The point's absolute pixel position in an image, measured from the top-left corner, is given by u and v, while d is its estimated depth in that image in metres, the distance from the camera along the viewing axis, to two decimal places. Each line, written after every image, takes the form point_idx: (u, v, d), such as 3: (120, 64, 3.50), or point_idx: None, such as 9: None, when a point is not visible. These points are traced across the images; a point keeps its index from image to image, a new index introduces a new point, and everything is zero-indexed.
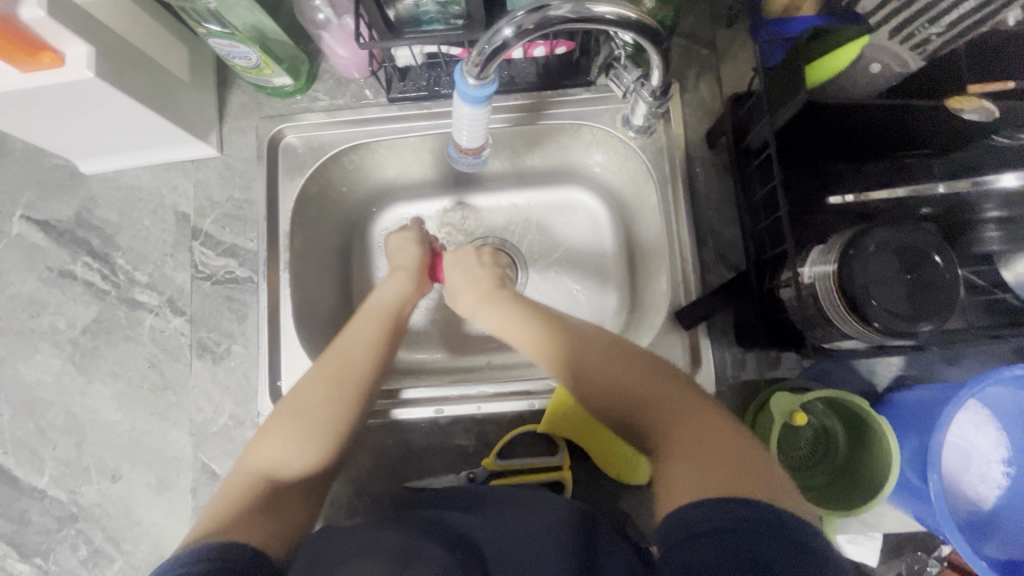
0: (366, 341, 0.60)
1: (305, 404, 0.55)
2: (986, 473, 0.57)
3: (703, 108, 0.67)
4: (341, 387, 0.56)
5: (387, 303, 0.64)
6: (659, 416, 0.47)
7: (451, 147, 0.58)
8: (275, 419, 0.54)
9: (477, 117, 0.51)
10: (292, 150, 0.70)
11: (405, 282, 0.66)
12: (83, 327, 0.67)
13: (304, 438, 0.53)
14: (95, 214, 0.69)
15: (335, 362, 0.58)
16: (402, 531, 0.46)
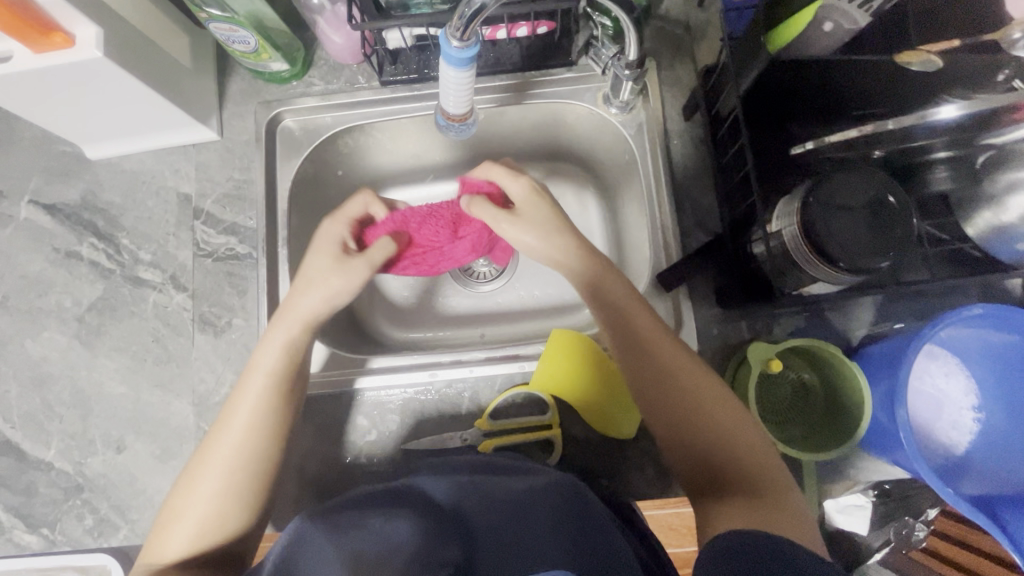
0: (254, 422, 0.54)
1: (200, 498, 0.51)
2: (958, 419, 0.58)
3: (680, 84, 0.70)
4: (237, 471, 0.52)
5: (270, 373, 0.56)
6: (710, 447, 0.50)
7: (439, 115, 0.63)
8: (184, 476, 0.53)
9: (462, 81, 0.55)
10: (290, 134, 0.73)
11: (301, 340, 0.58)
12: (89, 305, 0.70)
13: (209, 519, 0.51)
14: (100, 197, 0.72)
15: (230, 419, 0.54)
16: (383, 517, 0.48)
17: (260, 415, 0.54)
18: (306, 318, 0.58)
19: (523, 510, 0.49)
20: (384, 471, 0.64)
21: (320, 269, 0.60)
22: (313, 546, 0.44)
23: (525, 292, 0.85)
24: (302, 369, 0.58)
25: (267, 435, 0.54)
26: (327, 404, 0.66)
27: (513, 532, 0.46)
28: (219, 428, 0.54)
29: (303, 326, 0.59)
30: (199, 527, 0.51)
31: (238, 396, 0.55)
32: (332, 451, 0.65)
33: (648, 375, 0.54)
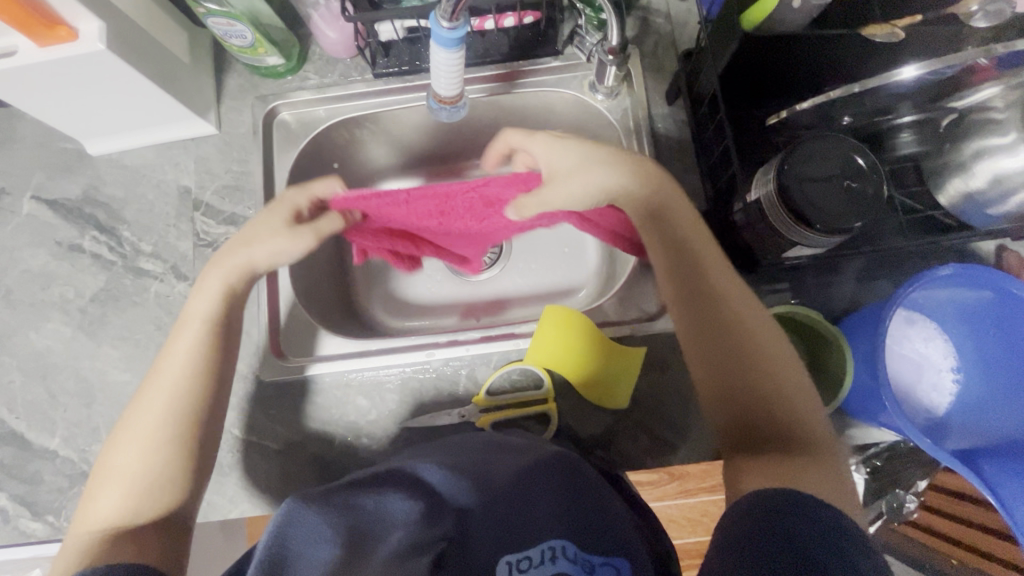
0: (189, 360, 0.53)
1: (128, 443, 0.49)
2: (938, 381, 0.61)
3: (662, 70, 0.73)
4: (170, 411, 0.51)
5: (208, 316, 0.56)
6: (759, 397, 0.48)
7: (431, 98, 0.65)
8: (115, 431, 0.51)
9: (452, 63, 0.57)
10: (286, 126, 0.76)
11: (238, 287, 0.58)
12: (92, 296, 0.71)
13: (143, 482, 0.48)
14: (102, 191, 0.74)
15: (161, 377, 0.52)
16: (381, 492, 0.46)
17: (195, 351, 0.54)
18: (243, 264, 0.58)
19: (522, 486, 0.50)
20: (385, 448, 0.65)
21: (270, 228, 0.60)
22: (311, 527, 0.39)
23: (520, 279, 0.87)
24: (232, 321, 0.58)
25: (194, 372, 0.53)
26: (330, 386, 0.67)
27: (514, 513, 0.49)
28: (150, 385, 0.52)
29: (231, 275, 0.58)
30: (144, 487, 0.48)
31: (176, 336, 0.55)
32: (334, 431, 0.66)
33: (709, 320, 0.51)
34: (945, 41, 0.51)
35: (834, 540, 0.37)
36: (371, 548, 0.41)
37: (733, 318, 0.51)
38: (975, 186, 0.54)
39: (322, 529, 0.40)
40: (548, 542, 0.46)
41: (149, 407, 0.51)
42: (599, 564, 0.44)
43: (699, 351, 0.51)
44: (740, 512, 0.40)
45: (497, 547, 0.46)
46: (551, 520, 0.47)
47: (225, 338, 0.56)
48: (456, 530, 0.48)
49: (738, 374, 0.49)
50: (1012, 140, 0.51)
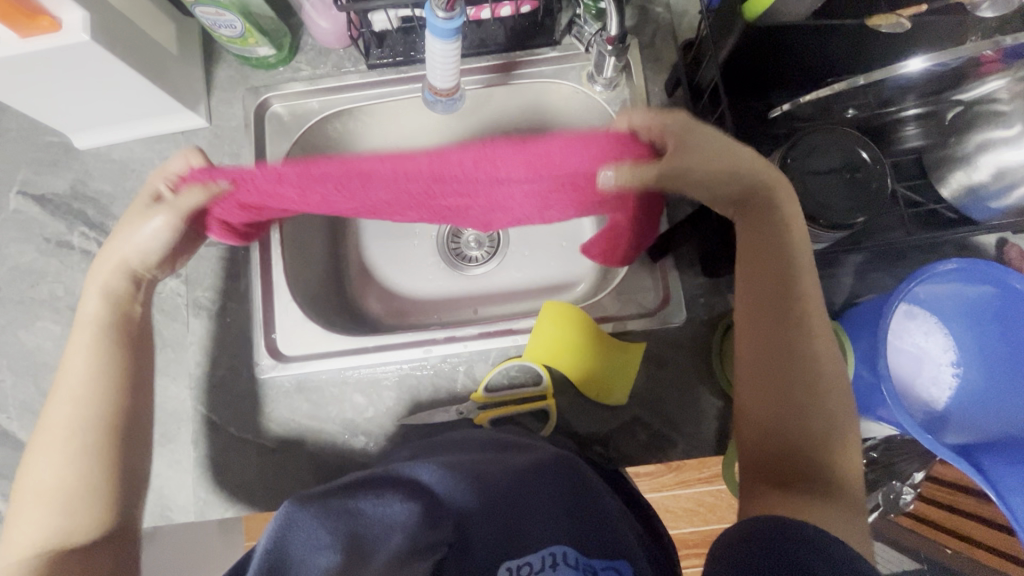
0: (87, 368, 0.50)
1: (47, 454, 0.47)
2: (938, 375, 0.61)
3: (662, 61, 0.72)
4: (83, 421, 0.48)
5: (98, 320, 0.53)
6: (807, 425, 0.46)
7: (426, 90, 0.64)
8: (40, 444, 0.48)
9: (448, 53, 0.56)
10: (278, 119, 0.74)
11: (123, 287, 0.55)
12: (82, 294, 0.70)
13: (71, 489, 0.46)
14: (89, 185, 0.73)
15: (74, 380, 0.50)
16: (371, 496, 0.45)
17: (95, 360, 0.51)
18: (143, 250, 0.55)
19: (523, 490, 0.51)
20: (383, 445, 0.65)
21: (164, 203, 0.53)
22: (308, 533, 0.38)
23: (518, 272, 0.86)
24: (131, 319, 0.55)
25: (105, 371, 0.51)
26: (326, 382, 0.67)
27: (513, 519, 0.50)
28: (64, 391, 0.50)
29: (119, 268, 0.55)
30: (67, 504, 0.46)
31: (74, 344, 0.52)
32: (331, 429, 0.65)
33: (774, 332, 0.48)
34: (950, 32, 0.50)
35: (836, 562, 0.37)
36: (370, 555, 0.40)
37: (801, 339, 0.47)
38: (980, 180, 0.53)
39: (321, 534, 0.38)
40: (546, 548, 0.47)
41: (66, 415, 0.48)
42: (601, 569, 0.47)
43: (758, 358, 0.48)
44: (738, 539, 0.40)
45: (496, 553, 0.48)
46: (552, 526, 0.49)
47: (128, 338, 0.53)
48: (456, 534, 0.49)
49: (796, 394, 0.46)
50: (1016, 133, 0.50)
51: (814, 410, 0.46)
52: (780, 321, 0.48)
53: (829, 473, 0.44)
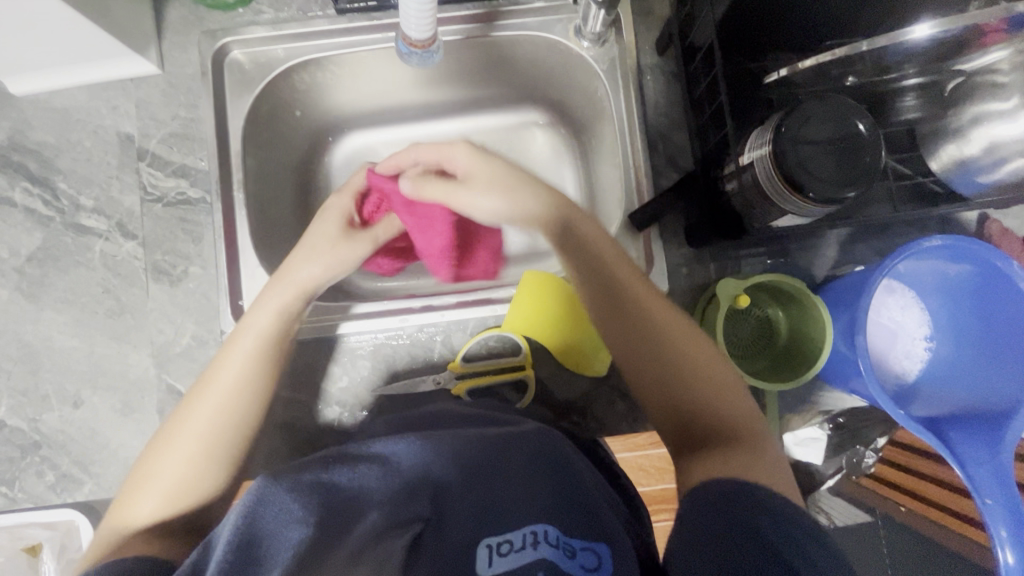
0: (228, 399, 0.51)
1: (174, 454, 0.49)
2: (911, 349, 0.61)
3: (653, 16, 0.67)
4: (214, 423, 0.50)
5: (250, 350, 0.54)
6: (682, 386, 0.50)
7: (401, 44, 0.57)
8: (165, 433, 0.50)
9: (423, 5, 0.49)
10: (238, 67, 0.68)
11: (295, 305, 0.58)
12: (30, 256, 0.65)
13: (187, 471, 0.49)
14: (29, 136, 0.66)
15: (212, 384, 0.52)
16: (346, 467, 0.42)
17: (239, 383, 0.52)
18: (302, 286, 0.58)
19: (508, 464, 0.52)
20: (358, 416, 0.64)
21: (320, 235, 0.63)
22: (278, 513, 0.35)
23: (496, 238, 0.83)
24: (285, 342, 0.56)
25: (240, 380, 0.52)
26: (296, 352, 0.64)
27: (501, 495, 0.49)
28: (196, 393, 0.52)
29: (298, 292, 0.58)
30: (176, 483, 0.48)
31: (223, 360, 0.53)
32: (304, 400, 0.64)
33: (626, 323, 0.53)
34: None
35: (804, 537, 0.36)
36: (349, 524, 0.39)
37: (644, 320, 0.52)
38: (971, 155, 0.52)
39: (292, 508, 0.36)
40: (529, 527, 0.46)
41: (201, 414, 0.50)
42: (580, 550, 0.45)
43: (624, 350, 0.53)
44: (709, 515, 0.39)
45: (477, 529, 0.46)
46: (537, 508, 0.48)
47: (271, 357, 0.55)
48: (434, 508, 0.47)
49: (660, 368, 0.51)
50: (1013, 105, 0.50)
51: (680, 374, 0.50)
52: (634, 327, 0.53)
53: (716, 422, 0.47)
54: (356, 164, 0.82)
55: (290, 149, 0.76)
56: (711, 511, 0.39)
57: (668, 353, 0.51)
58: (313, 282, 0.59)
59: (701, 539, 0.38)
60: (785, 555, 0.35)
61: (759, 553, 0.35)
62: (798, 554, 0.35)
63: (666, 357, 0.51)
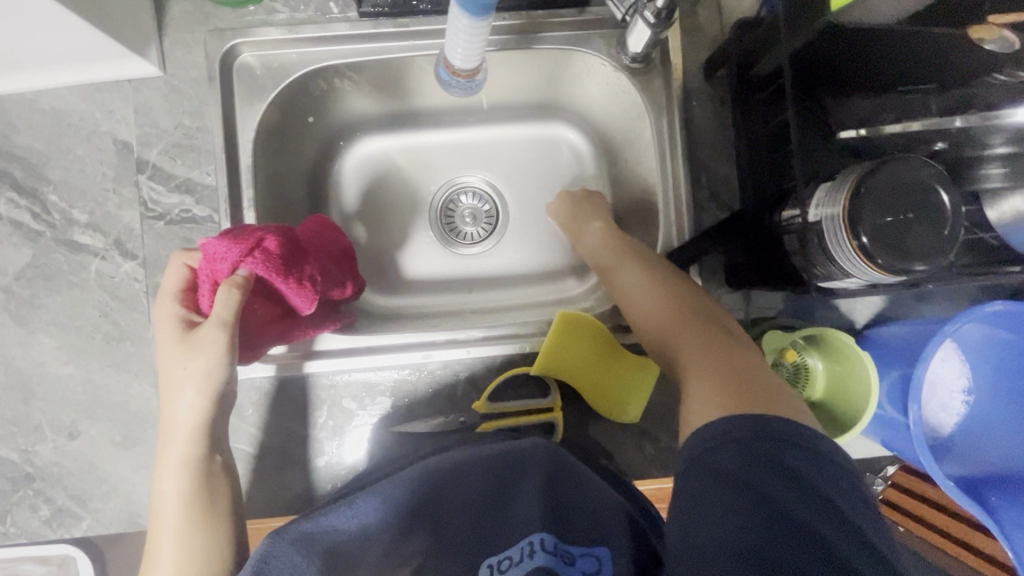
0: (175, 555, 0.48)
1: (164, 538, 0.49)
2: (948, 402, 0.58)
3: (701, 36, 0.63)
4: (184, 504, 0.50)
5: (177, 496, 0.50)
6: (706, 343, 0.52)
7: (441, 69, 0.56)
8: (154, 532, 0.50)
9: (474, 33, 0.49)
10: (248, 71, 0.62)
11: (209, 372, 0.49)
12: (17, 274, 0.60)
13: (182, 552, 0.48)
14: (14, 141, 0.60)
15: (167, 465, 0.50)
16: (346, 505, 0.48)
17: (182, 531, 0.49)
18: (191, 427, 0.50)
19: (502, 485, 0.51)
20: (375, 457, 0.60)
21: (170, 362, 0.50)
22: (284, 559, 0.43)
23: (515, 254, 0.77)
24: (216, 431, 0.52)
25: (188, 442, 0.51)
26: (312, 384, 0.61)
27: (490, 515, 0.49)
28: (161, 478, 0.51)
29: (192, 435, 0.50)
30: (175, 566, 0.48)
31: (162, 480, 0.51)
32: (320, 437, 0.61)
33: (662, 288, 0.58)
34: None
35: (794, 484, 0.38)
36: (356, 563, 0.45)
37: (677, 289, 0.57)
38: (1007, 214, 0.48)
39: (295, 559, 0.43)
40: (525, 538, 0.45)
41: (174, 499, 0.50)
42: (579, 556, 0.45)
43: (658, 309, 0.57)
44: (699, 475, 0.41)
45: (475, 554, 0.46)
46: (528, 514, 0.47)
47: (211, 411, 0.51)
48: (432, 540, 0.48)
49: (687, 326, 0.54)
50: None
51: (706, 333, 0.53)
52: (669, 301, 0.57)
53: (739, 372, 0.49)
54: (370, 174, 0.76)
55: (301, 159, 0.71)
56: (736, 448, 0.40)
57: (696, 317, 0.55)
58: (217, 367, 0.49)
59: (690, 511, 0.39)
60: (780, 503, 0.37)
61: (783, 488, 0.38)
62: (821, 476, 0.39)
63: (694, 318, 0.55)
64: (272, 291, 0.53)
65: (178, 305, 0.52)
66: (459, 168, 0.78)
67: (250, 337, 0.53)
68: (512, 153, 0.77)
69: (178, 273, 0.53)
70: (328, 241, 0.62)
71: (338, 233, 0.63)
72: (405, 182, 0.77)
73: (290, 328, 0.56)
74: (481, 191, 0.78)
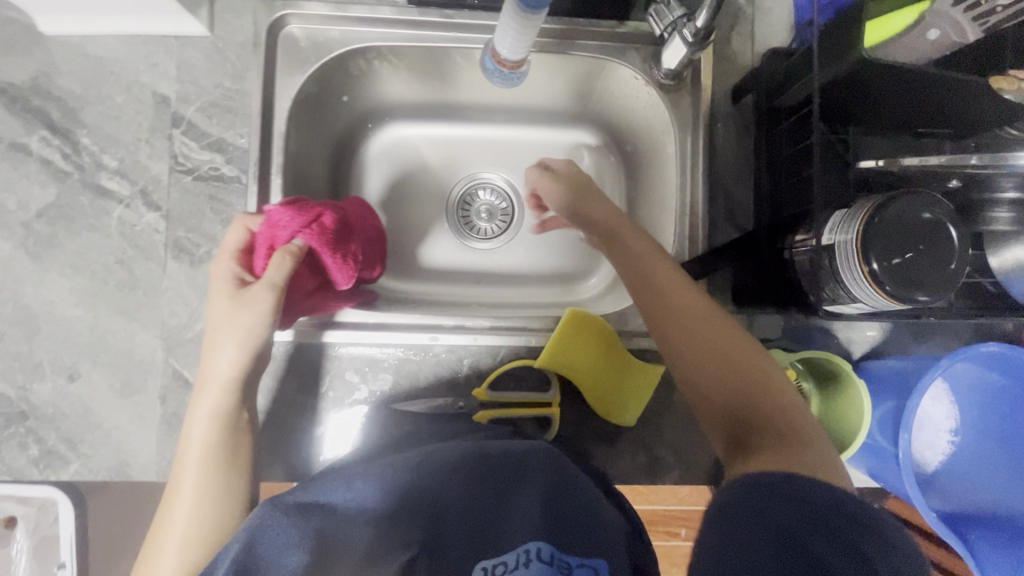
0: (194, 497, 0.50)
1: (186, 479, 0.50)
2: (934, 440, 0.60)
3: (732, 63, 0.66)
4: (211, 452, 0.51)
5: (203, 443, 0.51)
6: (732, 378, 0.49)
7: (487, 58, 0.59)
8: (173, 472, 0.51)
9: (527, 23, 0.52)
10: (293, 42, 0.63)
11: (254, 326, 0.52)
12: (39, 212, 0.60)
13: (198, 498, 0.50)
14: (55, 82, 0.61)
15: (198, 412, 0.52)
16: (343, 481, 0.46)
17: (200, 478, 0.50)
18: (226, 378, 0.52)
19: (509, 481, 0.50)
20: (372, 431, 0.61)
21: (219, 316, 0.52)
22: (275, 533, 0.40)
23: (527, 254, 0.78)
24: (249, 386, 0.54)
25: (224, 393, 0.52)
26: (318, 353, 0.62)
27: (490, 511, 0.49)
28: (190, 424, 0.52)
29: (226, 386, 0.52)
30: (194, 509, 0.49)
31: (190, 425, 0.52)
32: (320, 406, 0.61)
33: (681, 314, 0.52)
34: None
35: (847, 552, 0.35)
36: (341, 558, 0.41)
37: (696, 313, 0.52)
38: (1010, 262, 0.50)
39: (290, 536, 0.39)
40: (522, 544, 0.47)
41: (202, 447, 0.51)
42: (576, 566, 0.46)
43: (679, 339, 0.52)
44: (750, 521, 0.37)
45: (472, 551, 0.47)
46: (528, 521, 0.48)
47: (253, 370, 0.53)
48: (432, 532, 0.47)
49: (714, 359, 0.50)
50: None
51: (733, 365, 0.49)
52: (691, 328, 0.51)
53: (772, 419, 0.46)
54: (394, 157, 0.78)
55: (330, 136, 0.72)
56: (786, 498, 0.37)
57: (722, 346, 0.50)
58: (262, 320, 0.52)
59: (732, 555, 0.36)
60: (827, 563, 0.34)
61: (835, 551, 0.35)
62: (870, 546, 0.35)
63: (719, 347, 0.50)
64: (318, 264, 0.57)
65: (224, 261, 0.54)
66: (482, 162, 0.79)
67: (290, 304, 0.57)
68: (534, 154, 0.79)
69: (235, 234, 0.55)
70: (366, 224, 0.64)
71: (374, 216, 0.66)
72: (427, 170, 0.79)
73: (325, 301, 0.59)
74: (500, 189, 0.80)
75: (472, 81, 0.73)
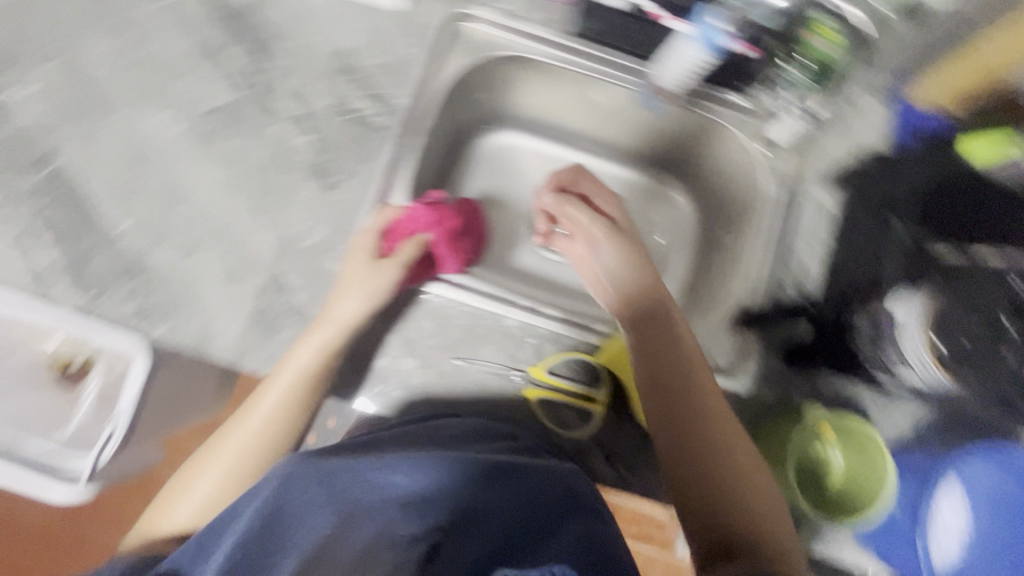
0: (272, 412, 0.64)
1: (272, 397, 0.64)
2: (943, 539, 0.59)
3: (825, 157, 0.75)
4: (300, 386, 0.62)
5: (297, 375, 0.62)
6: (718, 478, 0.55)
7: (640, 82, 0.76)
8: (266, 384, 0.64)
9: (688, 62, 0.68)
10: (462, 37, 0.74)
11: (378, 294, 0.63)
12: (211, 110, 0.69)
13: (275, 414, 0.64)
14: (264, 12, 0.72)
15: (301, 353, 0.62)
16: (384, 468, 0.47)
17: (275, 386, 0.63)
18: (341, 327, 0.62)
19: (549, 498, 0.48)
20: (435, 376, 0.67)
21: (353, 274, 0.63)
22: (300, 487, 0.45)
23: None
24: (353, 338, 0.64)
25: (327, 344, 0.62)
26: (404, 295, 0.68)
27: (518, 523, 0.45)
28: (292, 358, 0.62)
29: (337, 330, 0.62)
30: (270, 421, 0.65)
31: (288, 361, 0.62)
32: (392, 341, 0.67)
33: (685, 408, 0.58)
34: None
35: None
36: (359, 526, 0.42)
37: (702, 411, 0.58)
38: None
39: (314, 496, 0.44)
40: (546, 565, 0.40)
41: (297, 377, 0.62)
42: None
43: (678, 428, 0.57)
44: None
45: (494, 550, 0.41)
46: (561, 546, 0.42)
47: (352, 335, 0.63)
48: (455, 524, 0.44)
49: (704, 455, 0.56)
50: None
51: (722, 465, 0.55)
52: (690, 422, 0.57)
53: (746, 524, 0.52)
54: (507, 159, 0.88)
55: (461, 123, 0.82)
56: None
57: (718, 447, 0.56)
58: (383, 289, 0.63)
59: None
60: None
61: None
62: None
63: (715, 446, 0.56)
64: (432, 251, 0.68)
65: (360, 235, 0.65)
66: None
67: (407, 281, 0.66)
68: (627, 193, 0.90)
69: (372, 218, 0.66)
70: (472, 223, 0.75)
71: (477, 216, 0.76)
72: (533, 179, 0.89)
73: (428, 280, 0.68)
74: None
75: (596, 116, 0.84)
